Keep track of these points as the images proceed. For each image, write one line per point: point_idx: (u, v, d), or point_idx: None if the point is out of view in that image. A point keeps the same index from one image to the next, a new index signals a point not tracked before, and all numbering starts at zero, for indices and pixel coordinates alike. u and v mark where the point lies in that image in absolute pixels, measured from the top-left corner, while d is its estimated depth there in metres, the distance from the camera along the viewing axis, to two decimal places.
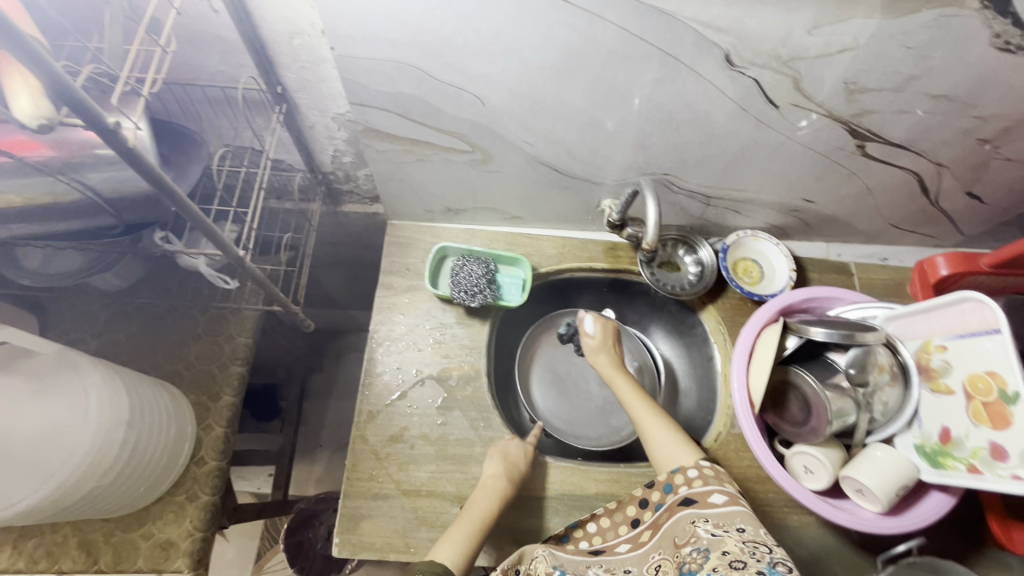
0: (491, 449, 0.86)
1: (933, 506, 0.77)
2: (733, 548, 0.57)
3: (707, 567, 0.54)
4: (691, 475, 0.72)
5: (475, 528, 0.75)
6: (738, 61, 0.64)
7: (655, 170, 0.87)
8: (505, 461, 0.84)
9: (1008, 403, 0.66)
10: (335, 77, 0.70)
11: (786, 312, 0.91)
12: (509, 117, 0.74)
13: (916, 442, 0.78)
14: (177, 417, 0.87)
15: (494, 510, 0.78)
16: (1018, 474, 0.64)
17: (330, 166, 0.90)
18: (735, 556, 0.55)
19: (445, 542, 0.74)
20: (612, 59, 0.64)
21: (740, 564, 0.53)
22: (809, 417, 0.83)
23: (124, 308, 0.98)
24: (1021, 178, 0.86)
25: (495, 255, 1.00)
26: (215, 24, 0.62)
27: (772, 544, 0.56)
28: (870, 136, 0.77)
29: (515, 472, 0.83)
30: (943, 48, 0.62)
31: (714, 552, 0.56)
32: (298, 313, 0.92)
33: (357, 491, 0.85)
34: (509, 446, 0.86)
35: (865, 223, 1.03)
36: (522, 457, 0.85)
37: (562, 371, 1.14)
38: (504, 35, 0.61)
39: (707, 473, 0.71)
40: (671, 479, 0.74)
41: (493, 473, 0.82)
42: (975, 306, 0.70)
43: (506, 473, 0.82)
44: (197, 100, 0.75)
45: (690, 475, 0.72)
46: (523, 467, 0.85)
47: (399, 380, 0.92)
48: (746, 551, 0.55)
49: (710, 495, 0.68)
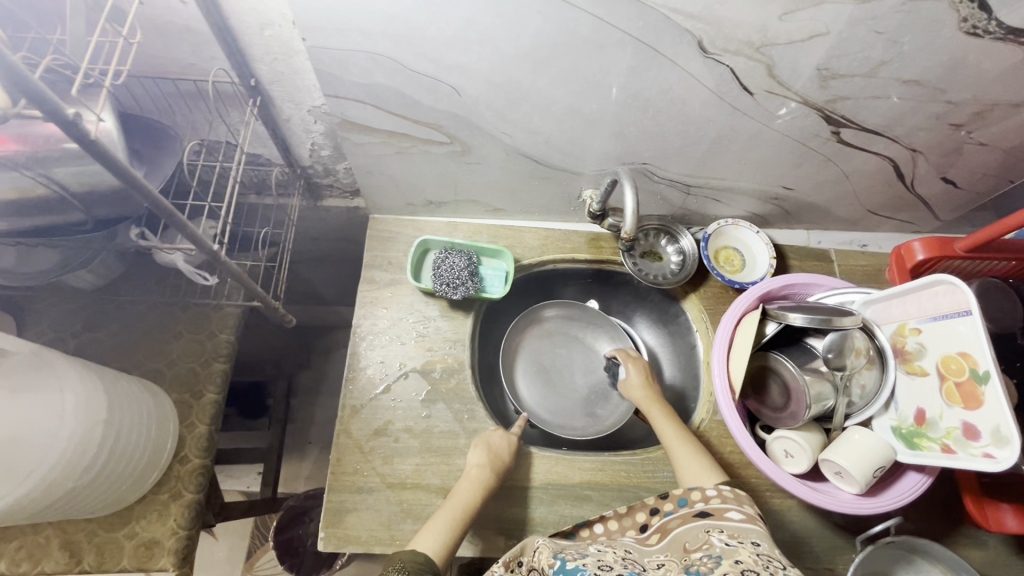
0: (475, 439, 0.86)
1: (909, 487, 0.79)
2: (745, 559, 0.55)
3: (718, 570, 0.52)
4: (709, 494, 0.71)
5: (457, 518, 0.77)
6: (711, 48, 0.64)
7: (634, 160, 0.87)
8: (489, 452, 0.84)
9: (979, 383, 0.67)
10: (308, 69, 0.69)
11: (766, 299, 0.91)
12: (486, 107, 0.74)
13: (893, 424, 0.80)
14: (158, 415, 0.87)
15: (475, 502, 0.79)
16: (989, 452, 0.65)
17: (308, 160, 0.89)
18: (747, 565, 0.53)
19: (425, 532, 0.75)
20: (586, 47, 0.64)
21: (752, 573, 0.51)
22: (789, 401, 0.84)
23: (101, 306, 0.96)
24: (994, 162, 0.88)
25: (477, 248, 1.00)
26: (184, 15, 0.61)
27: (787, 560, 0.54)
28: (845, 123, 0.78)
29: (499, 463, 0.83)
30: (912, 33, 0.62)
31: (726, 559, 0.55)
32: (280, 308, 0.91)
33: (341, 485, 0.85)
34: (492, 438, 0.86)
35: (844, 210, 1.04)
36: (506, 447, 0.86)
37: (547, 361, 1.15)
38: (476, 24, 0.60)
39: (726, 494, 0.70)
40: (687, 495, 0.74)
41: (477, 463, 0.83)
42: (947, 288, 0.71)
43: (490, 465, 0.82)
44: (169, 94, 0.74)
45: (708, 493, 0.71)
46: (506, 459, 0.85)
47: (383, 374, 0.92)
48: (760, 563, 0.53)
49: (726, 511, 0.67)
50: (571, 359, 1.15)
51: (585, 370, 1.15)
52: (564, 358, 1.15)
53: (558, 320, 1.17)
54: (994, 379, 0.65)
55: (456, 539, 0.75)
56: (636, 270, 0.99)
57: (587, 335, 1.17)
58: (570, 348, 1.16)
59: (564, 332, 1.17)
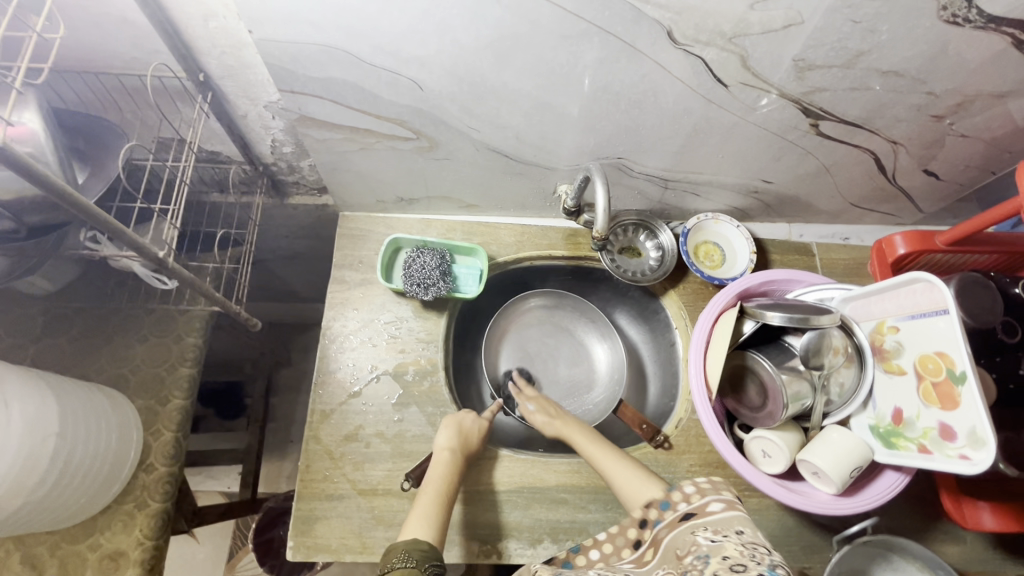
0: (443, 421, 0.86)
1: (888, 484, 0.78)
2: (732, 553, 0.54)
3: (708, 571, 0.52)
4: (688, 491, 0.71)
5: (438, 499, 0.77)
6: (681, 38, 0.61)
7: (608, 154, 0.84)
8: (459, 434, 0.84)
9: (956, 383, 0.66)
10: (259, 63, 0.65)
11: (745, 296, 0.90)
12: (450, 101, 0.71)
13: (871, 423, 0.78)
14: (118, 421, 0.84)
15: (451, 484, 0.79)
16: (965, 454, 0.64)
17: (270, 156, 0.86)
18: (735, 559, 0.52)
19: (413, 520, 0.74)
20: (550, 38, 0.61)
21: (740, 567, 0.50)
22: (766, 401, 0.82)
23: (60, 311, 0.92)
24: (976, 154, 0.86)
25: (450, 245, 0.97)
26: (119, 6, 0.57)
27: (770, 544, 0.54)
28: (824, 115, 0.75)
29: (467, 444, 0.84)
30: (890, 21, 0.59)
31: (714, 556, 0.54)
32: (244, 312, 0.88)
33: (311, 493, 0.83)
34: (464, 419, 0.87)
35: (825, 203, 1.02)
36: (474, 429, 0.86)
37: (533, 349, 1.15)
38: (432, 14, 0.57)
39: (704, 488, 0.71)
40: (669, 498, 0.73)
41: (447, 446, 0.82)
42: (925, 286, 0.69)
43: (459, 445, 0.83)
44: (114, 90, 0.70)
45: (687, 490, 0.71)
46: (474, 439, 0.85)
47: (354, 378, 0.90)
48: (746, 554, 0.52)
49: (708, 506, 0.67)
50: (556, 348, 1.16)
51: (570, 360, 1.16)
52: (550, 346, 1.16)
53: (547, 309, 1.16)
54: (971, 380, 0.63)
55: (445, 519, 0.76)
56: (613, 267, 0.97)
57: (577, 327, 1.17)
58: (557, 338, 1.17)
59: (553, 322, 1.17)
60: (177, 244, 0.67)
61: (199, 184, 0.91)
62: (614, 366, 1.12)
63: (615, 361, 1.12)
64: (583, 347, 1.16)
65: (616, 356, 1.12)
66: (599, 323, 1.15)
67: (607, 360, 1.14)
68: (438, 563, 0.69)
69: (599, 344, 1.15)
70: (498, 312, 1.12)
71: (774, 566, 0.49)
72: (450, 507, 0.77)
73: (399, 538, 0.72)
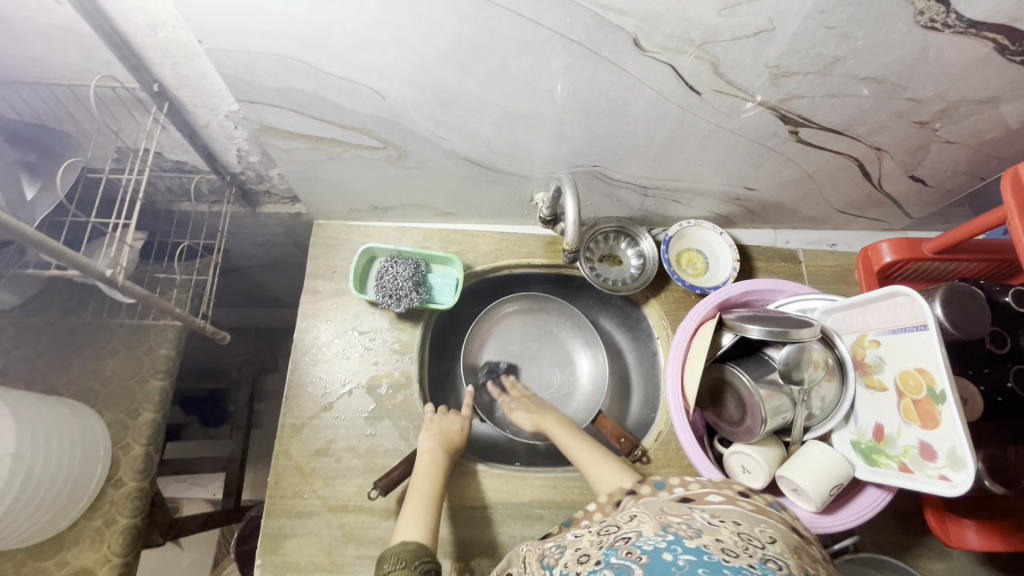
0: (425, 424, 0.85)
1: (869, 502, 0.76)
2: (726, 537, 0.50)
3: (697, 541, 0.48)
4: (686, 479, 0.65)
5: (428, 497, 0.75)
6: (648, 46, 0.59)
7: (583, 163, 0.82)
8: (439, 437, 0.83)
9: (935, 402, 0.63)
10: (214, 73, 0.64)
11: (725, 306, 0.88)
12: (415, 110, 0.68)
13: (853, 438, 0.76)
14: (82, 439, 0.83)
15: (438, 483, 0.77)
16: (945, 474, 0.62)
17: (237, 166, 0.84)
18: (727, 543, 0.48)
19: (405, 522, 0.72)
20: (511, 46, 0.59)
21: (732, 551, 0.46)
22: (745, 416, 0.80)
23: (29, 324, 0.90)
24: (963, 160, 0.83)
25: (426, 254, 0.95)
26: (62, 16, 0.55)
27: (769, 541, 0.50)
28: (802, 122, 0.73)
29: (449, 443, 0.83)
30: (866, 27, 0.57)
31: (707, 532, 0.50)
32: (209, 325, 0.86)
33: (279, 510, 0.81)
34: (446, 422, 0.86)
35: (811, 209, 0.99)
36: (455, 427, 0.86)
37: (516, 353, 1.12)
38: (386, 23, 0.55)
39: (706, 481, 0.64)
40: (664, 478, 0.66)
41: (426, 449, 0.81)
42: (906, 301, 0.67)
43: (442, 448, 0.82)
44: (68, 100, 0.68)
45: (686, 478, 0.65)
46: (456, 437, 0.85)
47: (326, 391, 0.88)
48: (740, 543, 0.48)
49: (706, 495, 0.61)
50: (540, 352, 1.13)
51: (553, 366, 1.13)
52: (533, 350, 1.13)
53: (534, 312, 1.13)
54: (950, 400, 0.61)
55: (437, 520, 0.73)
56: (593, 276, 0.95)
57: (564, 333, 1.14)
58: (541, 342, 1.13)
59: (540, 326, 1.14)
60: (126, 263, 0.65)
61: (169, 193, 0.89)
62: (596, 375, 1.10)
63: (598, 371, 1.10)
64: (566, 354, 1.13)
65: (598, 366, 1.10)
66: (585, 332, 1.12)
67: (590, 372, 1.11)
68: (431, 561, 0.66)
69: (584, 354, 1.12)
70: (481, 314, 1.08)
71: (767, 562, 0.45)
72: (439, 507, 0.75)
73: (393, 542, 0.69)
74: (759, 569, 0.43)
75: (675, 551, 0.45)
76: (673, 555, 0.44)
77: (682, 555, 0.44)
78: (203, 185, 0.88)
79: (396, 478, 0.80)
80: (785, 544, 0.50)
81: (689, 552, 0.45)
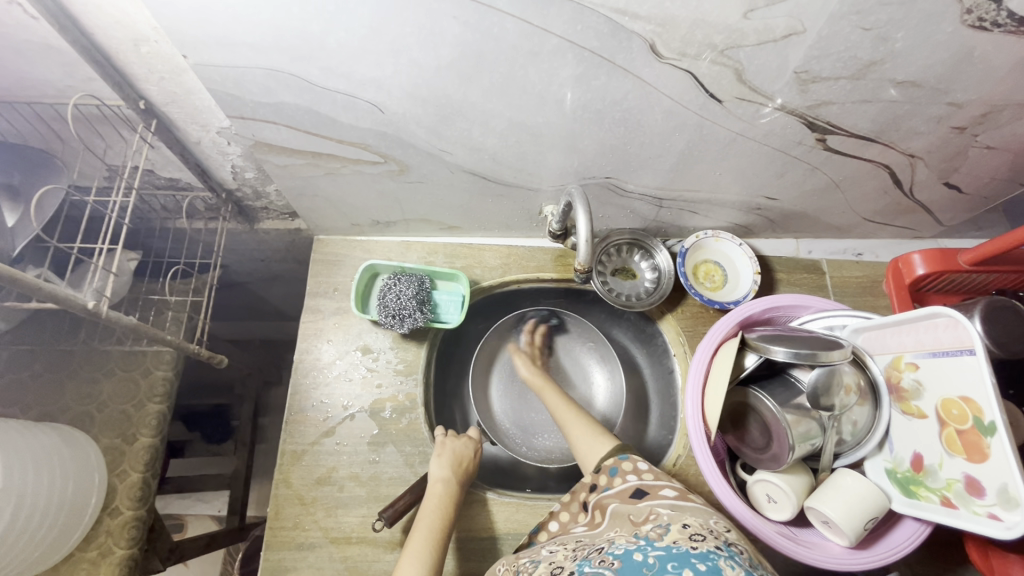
0: (437, 448, 0.81)
1: (905, 536, 0.71)
2: (691, 523, 0.55)
3: (666, 538, 0.53)
4: (641, 466, 0.67)
5: (433, 533, 0.70)
6: (666, 52, 0.54)
7: (594, 174, 0.78)
8: (453, 464, 0.79)
9: (983, 434, 0.58)
10: (202, 88, 0.60)
11: (747, 324, 0.83)
12: (416, 124, 0.64)
13: (888, 467, 0.71)
14: (76, 469, 0.80)
15: (447, 516, 0.72)
16: (996, 513, 0.57)
17: (233, 183, 0.82)
18: (694, 529, 0.53)
19: (408, 554, 0.66)
20: (517, 55, 0.54)
21: (698, 537, 0.51)
22: (771, 443, 0.74)
23: (22, 347, 0.88)
24: (1003, 166, 0.78)
25: (431, 271, 0.91)
26: (39, 32, 0.52)
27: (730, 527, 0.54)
28: (831, 129, 0.68)
29: (460, 470, 0.79)
30: (907, 27, 0.52)
31: (674, 525, 0.55)
32: (204, 350, 0.84)
33: (279, 542, 0.77)
34: (460, 448, 0.82)
35: (835, 218, 0.94)
36: (467, 452, 0.82)
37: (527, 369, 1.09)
38: (383, 33, 0.51)
39: (659, 469, 0.67)
40: (619, 464, 0.68)
41: (441, 476, 0.77)
42: (947, 322, 0.62)
43: (454, 476, 0.77)
44: (53, 119, 0.65)
45: (640, 465, 0.67)
46: (468, 463, 0.81)
47: (327, 415, 0.84)
48: (705, 527, 0.53)
49: (661, 489, 0.63)
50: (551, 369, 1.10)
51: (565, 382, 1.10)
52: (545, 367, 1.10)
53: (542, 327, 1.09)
54: (1001, 432, 0.56)
55: (439, 559, 0.67)
56: (605, 290, 0.90)
57: (576, 347, 1.11)
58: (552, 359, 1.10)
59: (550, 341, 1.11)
60: (110, 293, 0.63)
61: (163, 211, 0.86)
62: (611, 389, 1.08)
63: (613, 385, 1.08)
64: (579, 366, 1.11)
65: (613, 379, 1.08)
66: (597, 344, 1.10)
67: (604, 386, 1.09)
68: None
69: (597, 366, 1.10)
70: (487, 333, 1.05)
71: (731, 543, 0.51)
72: (445, 544, 0.69)
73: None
74: (725, 550, 0.49)
75: (645, 550, 0.51)
76: (644, 553, 0.51)
77: (652, 552, 0.50)
78: (197, 202, 0.85)
79: (401, 508, 0.76)
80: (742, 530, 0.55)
81: (659, 549, 0.51)
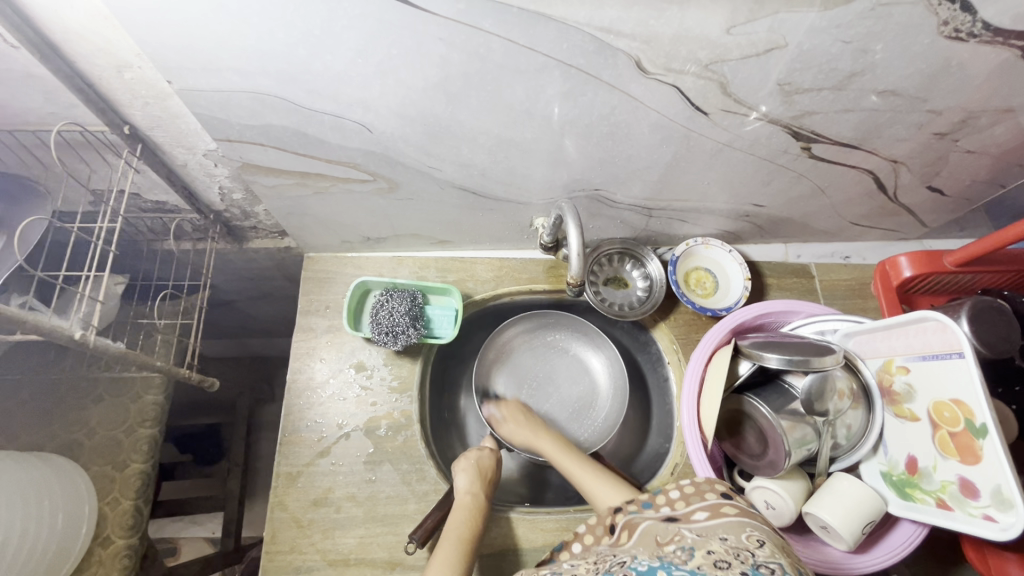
0: (460, 462, 0.81)
1: (902, 539, 0.71)
2: (717, 548, 0.53)
3: (692, 563, 0.51)
4: (673, 495, 0.66)
5: (461, 542, 0.71)
6: (652, 68, 0.55)
7: (584, 187, 0.78)
8: (478, 475, 0.80)
9: (975, 436, 0.59)
10: (187, 112, 0.61)
11: (740, 330, 0.83)
12: (404, 142, 0.64)
13: (883, 469, 0.72)
14: (63, 499, 0.77)
15: (476, 528, 0.73)
16: (991, 514, 0.58)
17: (221, 204, 0.82)
18: (720, 555, 0.51)
19: (434, 560, 0.68)
20: (504, 73, 0.54)
21: (724, 563, 0.49)
22: (767, 449, 0.74)
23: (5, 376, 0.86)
24: (983, 169, 0.79)
25: (423, 286, 0.91)
26: (20, 61, 0.52)
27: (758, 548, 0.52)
28: (815, 137, 0.69)
29: (485, 481, 0.80)
30: (886, 40, 0.53)
31: (699, 550, 0.53)
32: (194, 374, 0.85)
33: (276, 566, 0.76)
34: (482, 461, 0.83)
35: (823, 223, 0.95)
36: (486, 462, 0.83)
37: (527, 373, 1.06)
38: (370, 55, 0.51)
39: (689, 490, 0.65)
40: (653, 497, 0.67)
41: (470, 489, 0.77)
42: (936, 326, 0.63)
43: (483, 490, 0.78)
44: (36, 146, 0.66)
45: (672, 494, 0.66)
46: (490, 471, 0.82)
47: (322, 435, 0.83)
48: (732, 551, 0.51)
49: (693, 512, 0.62)
50: (550, 369, 1.07)
51: (569, 381, 1.06)
52: (543, 369, 1.06)
53: (527, 332, 1.06)
54: (992, 433, 0.56)
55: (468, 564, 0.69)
56: (598, 300, 0.91)
57: (570, 342, 1.08)
58: (549, 358, 1.07)
59: (544, 341, 1.07)
60: (95, 323, 0.64)
61: (149, 232, 0.86)
62: (615, 383, 1.03)
63: (613, 371, 1.04)
64: (577, 362, 1.07)
65: (612, 365, 1.04)
66: (591, 334, 1.06)
67: (606, 374, 1.05)
68: None
69: (595, 356, 1.06)
70: (483, 344, 1.03)
71: (759, 565, 0.48)
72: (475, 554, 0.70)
73: None
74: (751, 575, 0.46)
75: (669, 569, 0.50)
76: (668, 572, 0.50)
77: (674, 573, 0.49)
78: (185, 223, 0.85)
79: (430, 527, 0.76)
80: (773, 547, 0.52)
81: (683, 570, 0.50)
